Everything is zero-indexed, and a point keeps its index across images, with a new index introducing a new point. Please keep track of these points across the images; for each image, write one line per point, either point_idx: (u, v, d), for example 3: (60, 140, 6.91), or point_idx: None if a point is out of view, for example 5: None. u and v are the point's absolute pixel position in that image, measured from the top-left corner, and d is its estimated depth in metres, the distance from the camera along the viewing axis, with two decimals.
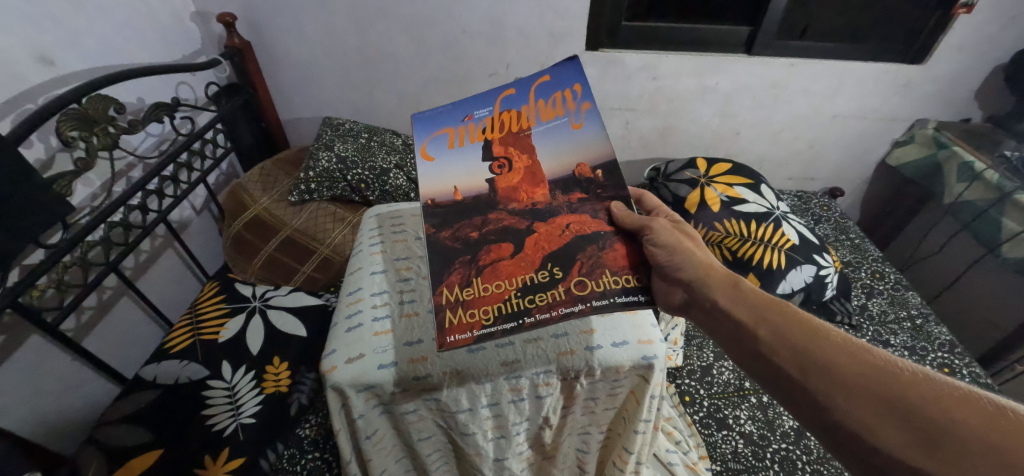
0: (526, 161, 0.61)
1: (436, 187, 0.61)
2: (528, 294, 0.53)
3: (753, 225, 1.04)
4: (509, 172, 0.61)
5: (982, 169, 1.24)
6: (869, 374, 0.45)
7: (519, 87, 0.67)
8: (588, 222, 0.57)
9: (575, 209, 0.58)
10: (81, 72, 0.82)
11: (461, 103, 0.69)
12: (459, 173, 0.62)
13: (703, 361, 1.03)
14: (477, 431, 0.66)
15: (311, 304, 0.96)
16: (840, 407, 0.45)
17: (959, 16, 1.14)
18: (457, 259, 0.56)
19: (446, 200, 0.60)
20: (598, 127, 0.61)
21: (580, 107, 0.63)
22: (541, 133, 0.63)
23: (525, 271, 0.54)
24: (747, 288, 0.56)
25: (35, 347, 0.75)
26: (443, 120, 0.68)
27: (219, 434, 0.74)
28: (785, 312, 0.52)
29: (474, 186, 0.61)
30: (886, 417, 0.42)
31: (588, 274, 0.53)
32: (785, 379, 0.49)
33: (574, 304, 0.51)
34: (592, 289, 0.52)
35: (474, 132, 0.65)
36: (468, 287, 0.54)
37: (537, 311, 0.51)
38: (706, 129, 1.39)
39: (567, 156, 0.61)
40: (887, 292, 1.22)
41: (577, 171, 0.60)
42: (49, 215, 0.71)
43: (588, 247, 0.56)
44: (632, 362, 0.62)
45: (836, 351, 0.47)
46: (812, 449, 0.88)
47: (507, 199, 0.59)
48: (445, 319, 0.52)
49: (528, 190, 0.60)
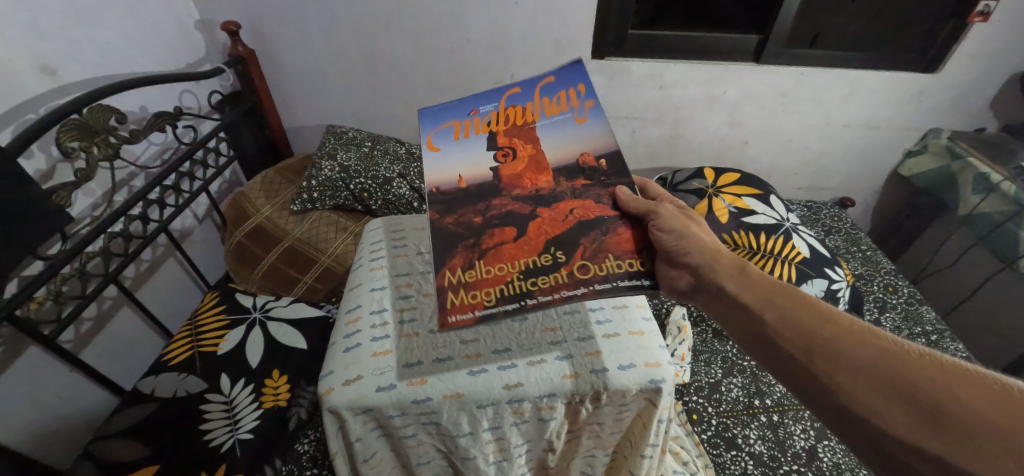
0: (530, 150, 0.60)
1: (440, 175, 0.59)
2: (530, 277, 0.51)
3: (762, 237, 1.02)
4: (513, 160, 0.59)
5: (999, 179, 1.19)
6: (876, 356, 0.42)
7: (524, 85, 0.66)
8: (592, 208, 0.55)
9: (579, 194, 0.56)
10: (83, 81, 0.81)
11: (468, 98, 0.68)
12: (463, 162, 0.60)
13: (711, 377, 1.00)
14: (478, 455, 0.64)
15: (312, 316, 0.95)
16: (846, 391, 0.42)
17: (975, 25, 1.12)
18: (460, 243, 0.54)
19: (450, 188, 0.58)
20: (602, 121, 0.60)
21: (584, 104, 0.62)
22: (546, 126, 0.61)
23: (528, 255, 0.53)
24: (756, 273, 0.54)
25: (32, 359, 0.74)
26: (449, 113, 0.66)
27: (215, 451, 0.72)
28: (794, 296, 0.50)
29: (478, 175, 0.59)
30: (892, 396, 0.40)
31: (592, 258, 0.52)
32: (790, 362, 0.47)
33: (576, 287, 0.50)
34: (594, 273, 0.51)
35: (479, 125, 0.63)
36: (470, 269, 0.53)
37: (539, 294, 0.50)
38: (714, 138, 1.37)
39: (571, 146, 0.59)
40: (900, 307, 1.19)
41: (581, 160, 0.58)
42: (50, 228, 0.70)
43: (592, 231, 0.54)
44: (640, 386, 0.60)
45: (841, 333, 0.45)
46: (824, 471, 0.86)
47: (511, 186, 0.58)
48: (447, 300, 0.51)
49: (532, 177, 0.58)
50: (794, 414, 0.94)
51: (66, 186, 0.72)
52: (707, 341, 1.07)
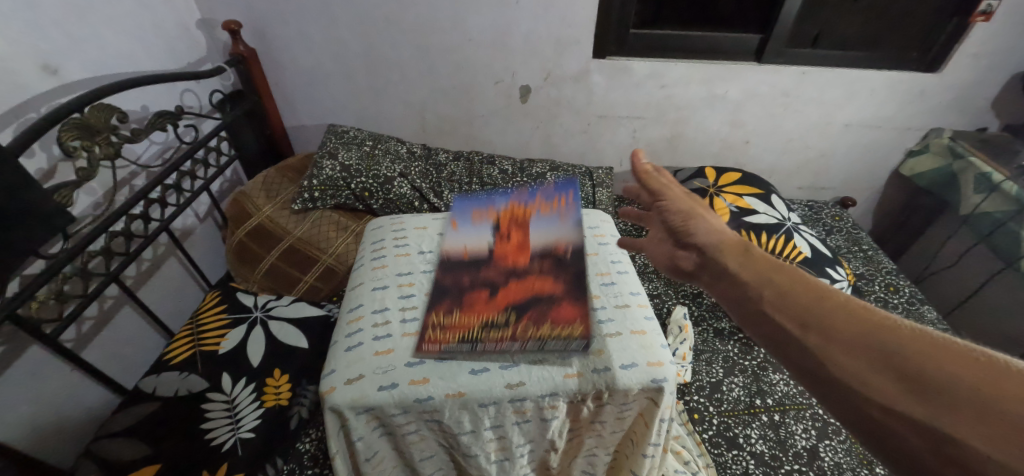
0: (519, 236, 0.73)
1: (453, 244, 0.76)
2: (485, 328, 0.62)
3: (763, 237, 1.02)
4: (506, 242, 0.73)
5: (1001, 179, 1.19)
6: (869, 331, 0.41)
7: (530, 191, 0.82)
8: (549, 286, 0.66)
9: (541, 274, 0.67)
10: (84, 80, 0.81)
11: (489, 193, 0.84)
12: (471, 237, 0.76)
13: (712, 377, 1.00)
14: (480, 453, 0.65)
15: (313, 315, 0.95)
16: (838, 363, 0.40)
17: (977, 24, 1.12)
18: (448, 294, 0.67)
19: (455, 255, 0.73)
20: (579, 224, 0.74)
21: (569, 210, 0.76)
22: (537, 222, 0.75)
23: (490, 311, 0.64)
24: (757, 254, 0.51)
25: (33, 358, 0.74)
26: (473, 201, 0.83)
27: (217, 449, 0.73)
28: (794, 273, 0.48)
29: (478, 249, 0.73)
30: (882, 369, 0.38)
31: (536, 322, 0.62)
32: (783, 336, 0.44)
33: (515, 342, 0.60)
34: (532, 334, 0.60)
35: (489, 213, 0.79)
36: (448, 316, 0.65)
37: (488, 342, 0.60)
38: (716, 137, 1.37)
39: (550, 237, 0.72)
40: (902, 306, 1.19)
41: (553, 248, 0.71)
42: (52, 227, 0.70)
43: (542, 302, 0.64)
44: (641, 385, 0.60)
45: (836, 308, 0.43)
46: (825, 471, 0.86)
47: (497, 259, 0.71)
48: (425, 332, 0.63)
49: (514, 256, 0.70)
50: (796, 414, 0.94)
51: (67, 185, 0.72)
52: (708, 340, 1.07)
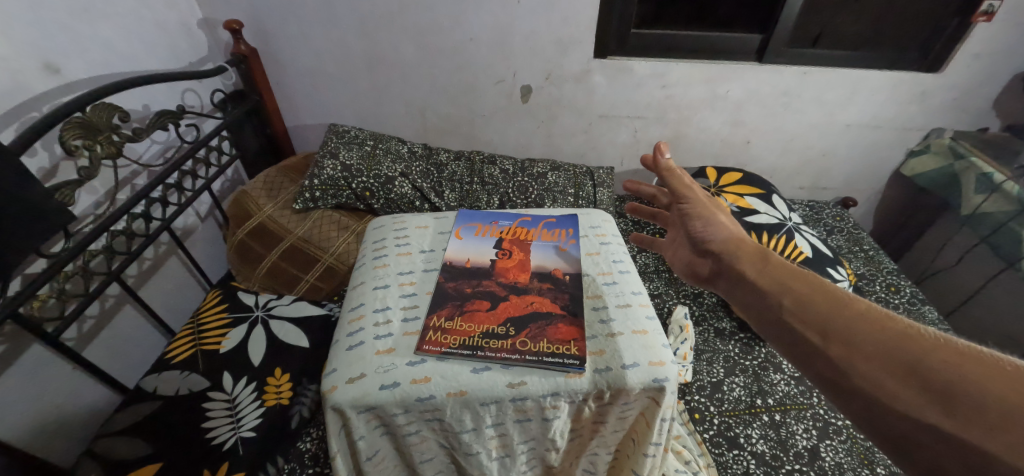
0: (521, 256, 0.74)
1: (455, 254, 0.75)
2: (484, 337, 0.62)
3: (764, 236, 1.02)
4: (508, 258, 0.74)
5: (1002, 180, 1.21)
6: (889, 339, 0.41)
7: (534, 217, 0.84)
8: (547, 304, 0.67)
9: (541, 293, 0.68)
10: (86, 79, 0.81)
11: (494, 212, 0.86)
12: (474, 249, 0.76)
13: (713, 376, 1.00)
14: (481, 450, 0.65)
15: (314, 314, 0.95)
16: (859, 372, 0.40)
17: (979, 24, 1.12)
18: (450, 300, 0.67)
19: (458, 264, 0.73)
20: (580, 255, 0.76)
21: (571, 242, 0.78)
22: (539, 246, 0.77)
23: (490, 322, 0.64)
24: (775, 260, 0.54)
25: (34, 357, 0.74)
26: (479, 216, 0.84)
27: (218, 448, 0.73)
28: (814, 284, 0.49)
29: (479, 261, 0.74)
30: (902, 377, 0.38)
31: (532, 337, 0.62)
32: (803, 344, 0.45)
33: (512, 353, 0.60)
34: (528, 348, 0.61)
35: (493, 231, 0.80)
36: (450, 320, 0.65)
37: (486, 350, 0.61)
38: (716, 137, 1.37)
39: (551, 262, 0.73)
40: (903, 307, 1.18)
41: (553, 271, 0.72)
42: (54, 226, 0.70)
43: (540, 320, 0.64)
44: (643, 384, 0.60)
45: (857, 318, 0.43)
46: (827, 471, 0.86)
47: (498, 274, 0.71)
48: (427, 333, 0.63)
49: (516, 273, 0.71)
50: (796, 414, 0.94)
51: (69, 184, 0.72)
52: (709, 340, 1.07)
